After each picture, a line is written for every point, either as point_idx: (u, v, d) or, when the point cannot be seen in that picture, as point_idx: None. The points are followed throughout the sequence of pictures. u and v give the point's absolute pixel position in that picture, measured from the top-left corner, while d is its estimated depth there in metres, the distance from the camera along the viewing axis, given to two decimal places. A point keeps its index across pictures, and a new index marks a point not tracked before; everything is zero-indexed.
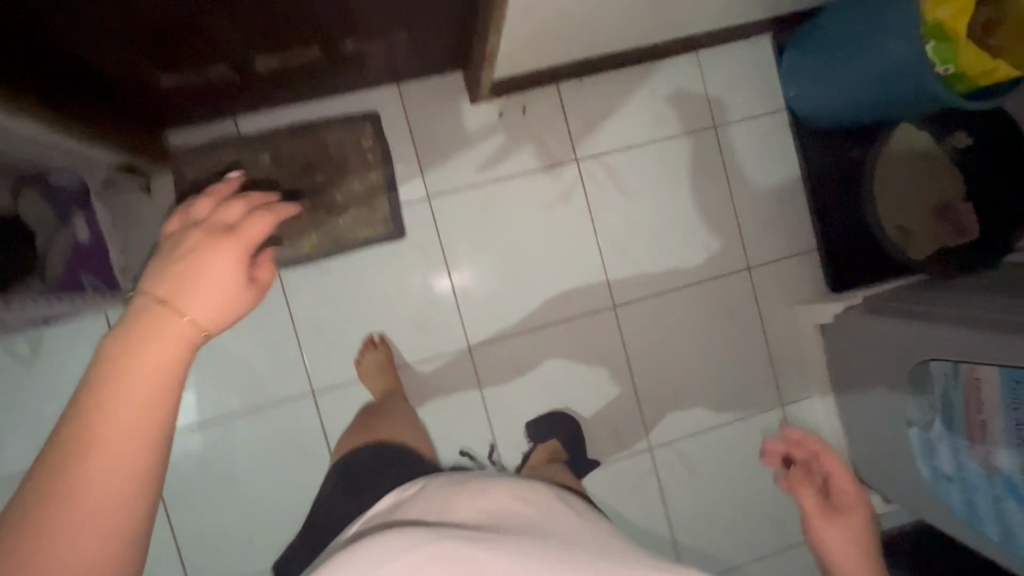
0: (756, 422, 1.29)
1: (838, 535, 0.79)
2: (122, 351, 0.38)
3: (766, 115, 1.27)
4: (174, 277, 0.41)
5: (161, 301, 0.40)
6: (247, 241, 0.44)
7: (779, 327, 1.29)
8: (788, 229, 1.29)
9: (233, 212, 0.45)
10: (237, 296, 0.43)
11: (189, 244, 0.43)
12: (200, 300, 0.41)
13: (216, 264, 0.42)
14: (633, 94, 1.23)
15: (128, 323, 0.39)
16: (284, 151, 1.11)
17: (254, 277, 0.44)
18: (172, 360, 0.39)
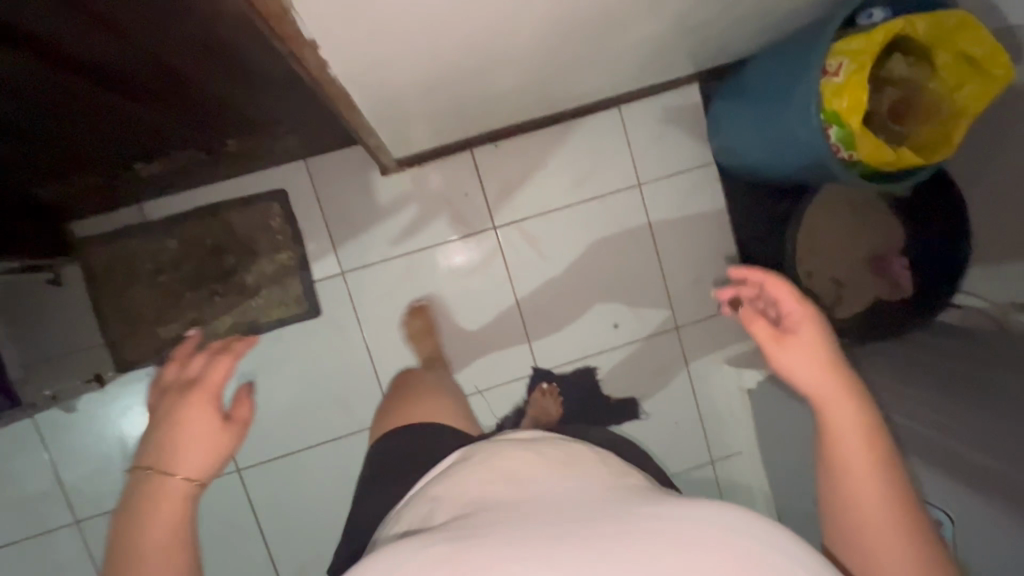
0: (689, 479, 1.28)
1: (794, 359, 0.54)
2: (139, 512, 0.47)
3: (692, 170, 1.23)
4: (164, 444, 0.49)
5: (155, 473, 0.48)
6: (212, 387, 0.50)
7: (710, 385, 1.27)
8: (719, 285, 1.26)
9: (195, 366, 0.52)
10: (219, 442, 0.50)
11: (165, 409, 0.50)
12: (186, 458, 0.48)
13: (188, 423, 0.49)
14: (551, 155, 1.20)
15: (136, 489, 0.48)
16: (190, 235, 1.10)
17: (227, 413, 0.51)
18: (177, 489, 0.48)
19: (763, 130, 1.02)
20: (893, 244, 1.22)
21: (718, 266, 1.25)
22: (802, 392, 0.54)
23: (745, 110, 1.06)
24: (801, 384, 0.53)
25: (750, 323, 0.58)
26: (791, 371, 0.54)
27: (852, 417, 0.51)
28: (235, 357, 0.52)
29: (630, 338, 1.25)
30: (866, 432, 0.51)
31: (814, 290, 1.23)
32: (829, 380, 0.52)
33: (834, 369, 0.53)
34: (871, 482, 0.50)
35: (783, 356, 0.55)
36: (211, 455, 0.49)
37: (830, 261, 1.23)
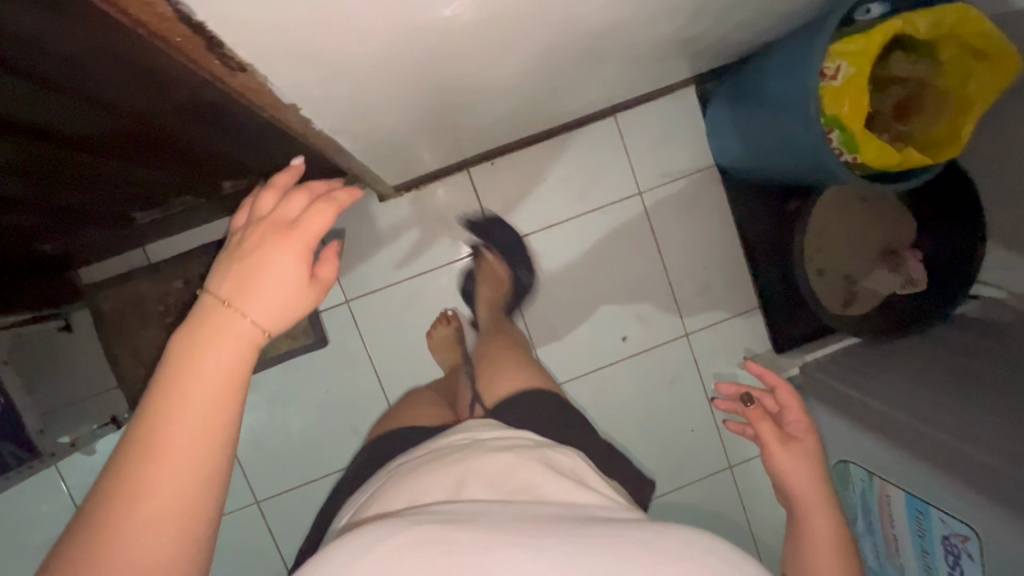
0: (708, 485, 1.27)
1: (791, 466, 0.62)
2: (193, 345, 0.36)
3: (693, 174, 1.21)
4: (238, 280, 0.38)
5: (221, 306, 0.37)
6: (308, 237, 0.39)
7: (724, 390, 1.26)
8: (727, 289, 1.24)
9: (292, 203, 0.41)
10: (297, 297, 0.39)
11: (248, 243, 0.39)
12: (259, 313, 0.37)
13: (275, 266, 0.38)
14: (549, 168, 1.19)
15: (201, 312, 0.37)
16: (195, 274, 1.11)
17: (314, 273, 0.40)
18: (235, 348, 0.37)
19: (764, 130, 1.00)
20: (904, 236, 1.20)
21: (725, 270, 1.23)
22: (788, 494, 0.62)
23: (743, 113, 1.04)
24: (795, 492, 0.61)
25: (755, 421, 0.66)
26: (783, 478, 0.62)
27: (829, 526, 0.59)
28: (338, 202, 0.41)
29: (640, 348, 1.24)
30: (837, 545, 0.59)
31: (824, 291, 1.21)
32: (816, 493, 0.61)
33: (818, 477, 0.62)
34: (837, 572, 0.57)
35: (782, 462, 0.63)
36: (286, 312, 0.39)
37: (839, 257, 1.22)
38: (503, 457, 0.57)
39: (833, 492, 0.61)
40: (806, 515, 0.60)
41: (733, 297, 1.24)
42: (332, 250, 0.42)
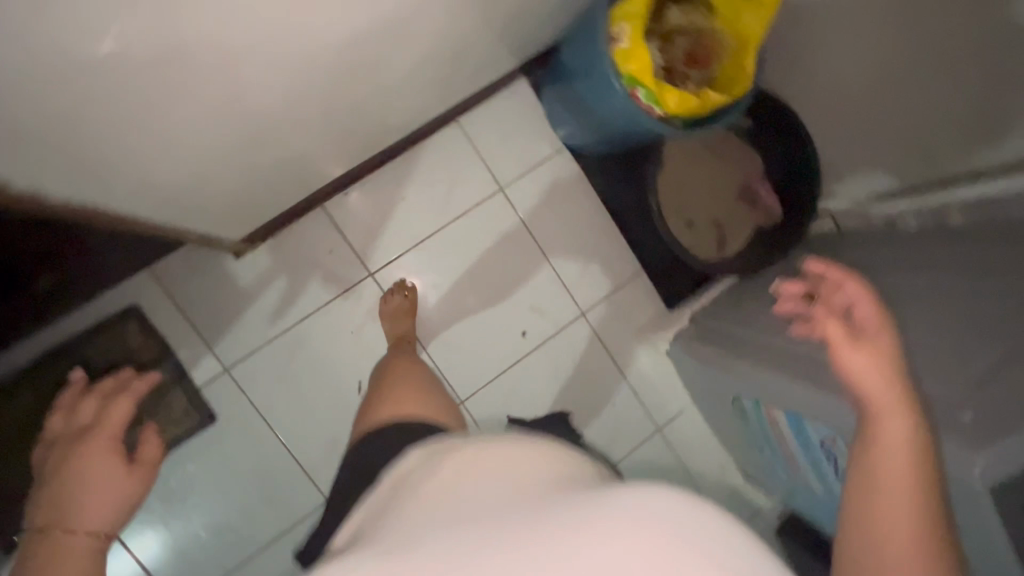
0: (642, 454, 1.28)
1: (863, 365, 0.48)
2: (40, 570, 0.42)
3: (547, 160, 1.24)
4: (55, 508, 0.47)
5: (48, 529, 0.45)
6: (113, 425, 0.57)
7: (632, 358, 1.27)
8: (609, 262, 1.26)
9: (114, 410, 0.60)
10: (129, 487, 0.50)
11: (64, 466, 0.51)
12: (89, 510, 0.47)
13: (95, 470, 0.50)
14: (405, 186, 1.17)
15: (40, 527, 0.45)
16: (42, 385, 1.00)
17: (128, 458, 0.52)
18: (80, 542, 0.44)
19: (589, 103, 1.04)
20: (755, 170, 1.24)
21: (600, 243, 1.26)
22: (856, 397, 0.48)
23: (570, 92, 1.07)
24: (866, 393, 0.47)
25: (820, 321, 0.52)
26: (843, 376, 0.49)
27: (907, 436, 0.44)
28: (131, 408, 0.61)
29: (542, 338, 1.24)
30: (913, 449, 0.44)
31: (701, 238, 1.25)
32: (891, 394, 0.46)
33: (892, 379, 0.47)
34: (907, 506, 0.41)
35: (848, 358, 0.49)
36: (118, 500, 0.49)
37: (704, 206, 1.26)
38: (499, 457, 0.43)
39: (913, 398, 0.46)
40: (882, 419, 0.45)
41: (615, 267, 1.27)
42: (152, 439, 0.55)
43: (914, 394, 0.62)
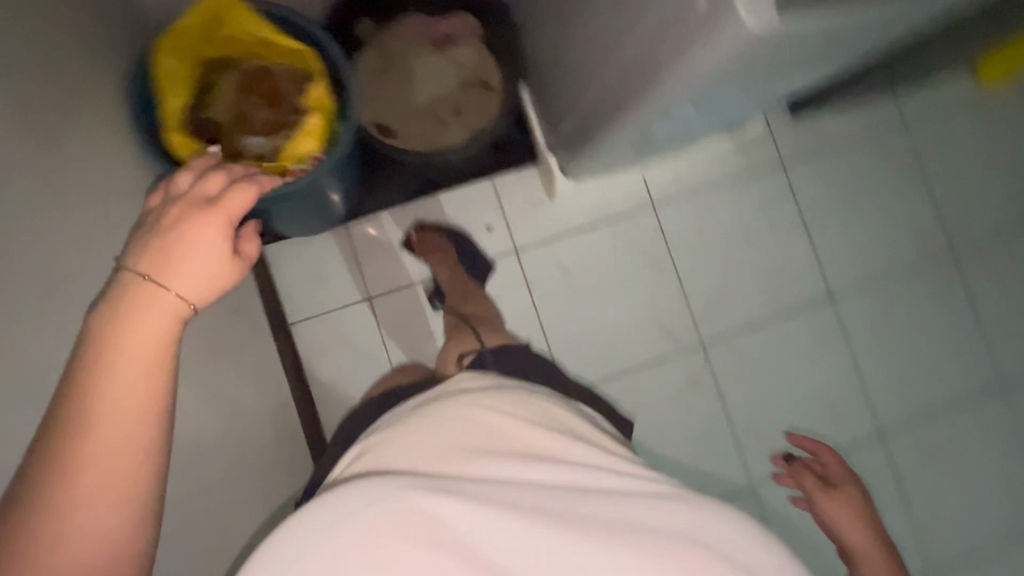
0: (666, 229, 1.28)
1: (838, 505, 1.10)
2: (113, 331, 0.45)
3: (354, 243, 1.23)
4: (163, 253, 0.49)
5: (149, 274, 0.48)
6: (227, 211, 0.52)
7: (574, 212, 1.26)
8: (473, 208, 1.25)
9: (213, 184, 0.53)
10: (221, 273, 0.51)
11: (176, 217, 0.51)
12: (187, 266, 0.49)
13: (201, 240, 0.50)
14: (343, 388, 1.19)
15: (139, 260, 0.48)
16: None
17: (229, 249, 0.52)
18: (171, 302, 0.47)
19: (305, 200, 1.01)
20: (420, 25, 1.19)
21: (453, 211, 1.25)
22: (850, 539, 1.07)
23: (282, 214, 1.04)
24: (846, 522, 1.09)
25: (803, 476, 1.16)
26: (842, 524, 1.08)
27: (869, 539, 1.05)
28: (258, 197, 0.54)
29: (528, 297, 1.24)
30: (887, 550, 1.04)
31: (476, 108, 1.20)
32: (890, 547, 0.99)
33: (866, 514, 1.09)
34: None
35: (838, 505, 1.10)
36: (173, 314, 0.47)
37: (439, 88, 1.19)
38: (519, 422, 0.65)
39: (896, 552, 0.99)
40: (862, 542, 1.05)
41: (481, 202, 1.25)
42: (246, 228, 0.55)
43: (671, 23, 0.58)
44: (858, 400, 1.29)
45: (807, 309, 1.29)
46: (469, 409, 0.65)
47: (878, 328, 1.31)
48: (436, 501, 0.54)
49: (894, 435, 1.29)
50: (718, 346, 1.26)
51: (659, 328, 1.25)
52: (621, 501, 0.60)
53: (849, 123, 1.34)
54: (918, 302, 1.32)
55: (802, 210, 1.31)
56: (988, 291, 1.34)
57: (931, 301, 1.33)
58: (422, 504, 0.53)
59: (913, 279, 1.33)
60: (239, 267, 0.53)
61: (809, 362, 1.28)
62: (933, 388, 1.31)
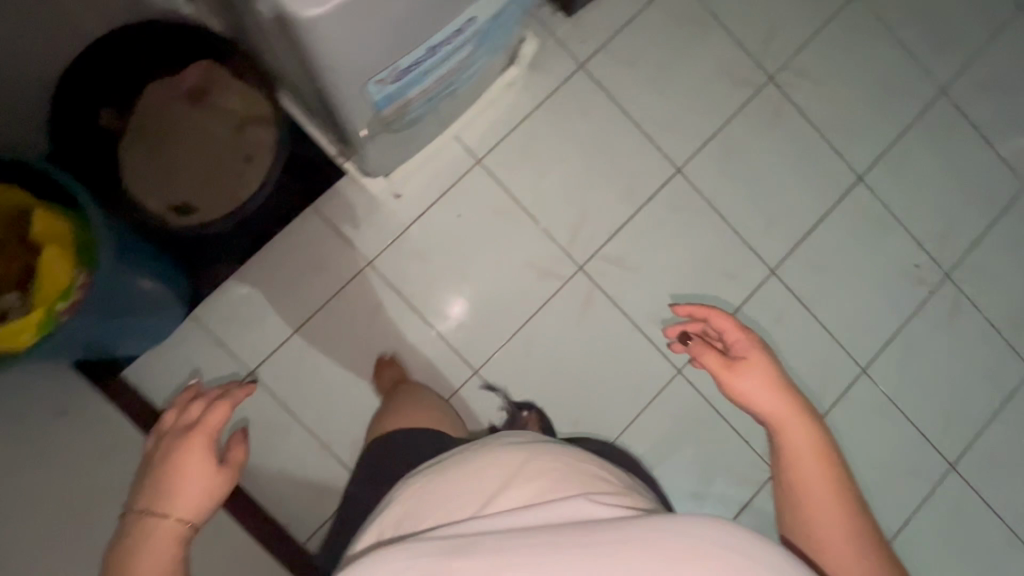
0: (502, 178, 1.26)
1: (751, 379, 0.68)
2: (132, 546, 0.54)
3: (213, 325, 1.19)
4: (165, 485, 0.56)
5: (146, 512, 0.55)
6: (212, 430, 0.59)
7: (407, 203, 1.24)
8: (310, 242, 1.22)
9: (196, 411, 0.60)
10: (212, 484, 0.58)
11: (168, 454, 0.57)
12: (188, 492, 0.56)
13: (190, 466, 0.57)
14: (268, 464, 1.18)
15: (147, 497, 0.56)
16: None
17: (223, 460, 0.59)
18: (169, 527, 0.55)
19: (126, 309, 0.98)
20: (165, 91, 1.13)
21: (296, 250, 1.21)
22: (760, 412, 0.68)
23: (110, 337, 1.00)
24: (757, 405, 0.68)
25: (701, 357, 0.73)
26: (746, 400, 0.69)
27: (813, 448, 0.65)
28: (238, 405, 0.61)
29: (405, 298, 1.23)
30: (819, 448, 0.65)
31: (264, 143, 1.14)
32: (786, 404, 0.67)
33: (787, 391, 0.68)
34: (829, 495, 0.64)
35: (744, 382, 0.69)
36: (194, 512, 0.57)
37: (214, 145, 1.14)
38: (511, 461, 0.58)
39: (800, 399, 0.68)
40: (783, 427, 0.66)
41: (317, 232, 1.22)
42: (235, 435, 0.61)
43: (295, 17, 0.54)
44: (741, 251, 1.33)
45: (663, 190, 1.30)
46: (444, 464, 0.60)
47: (733, 178, 1.34)
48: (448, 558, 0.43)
49: (784, 267, 1.34)
50: (597, 262, 1.28)
51: (536, 270, 1.26)
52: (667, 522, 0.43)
53: None
54: (758, 138, 1.35)
55: (617, 98, 1.30)
56: (820, 98, 1.36)
57: (770, 131, 1.35)
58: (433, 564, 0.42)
59: (746, 118, 1.34)
60: (239, 470, 0.60)
61: (684, 237, 1.31)
62: (802, 209, 1.36)
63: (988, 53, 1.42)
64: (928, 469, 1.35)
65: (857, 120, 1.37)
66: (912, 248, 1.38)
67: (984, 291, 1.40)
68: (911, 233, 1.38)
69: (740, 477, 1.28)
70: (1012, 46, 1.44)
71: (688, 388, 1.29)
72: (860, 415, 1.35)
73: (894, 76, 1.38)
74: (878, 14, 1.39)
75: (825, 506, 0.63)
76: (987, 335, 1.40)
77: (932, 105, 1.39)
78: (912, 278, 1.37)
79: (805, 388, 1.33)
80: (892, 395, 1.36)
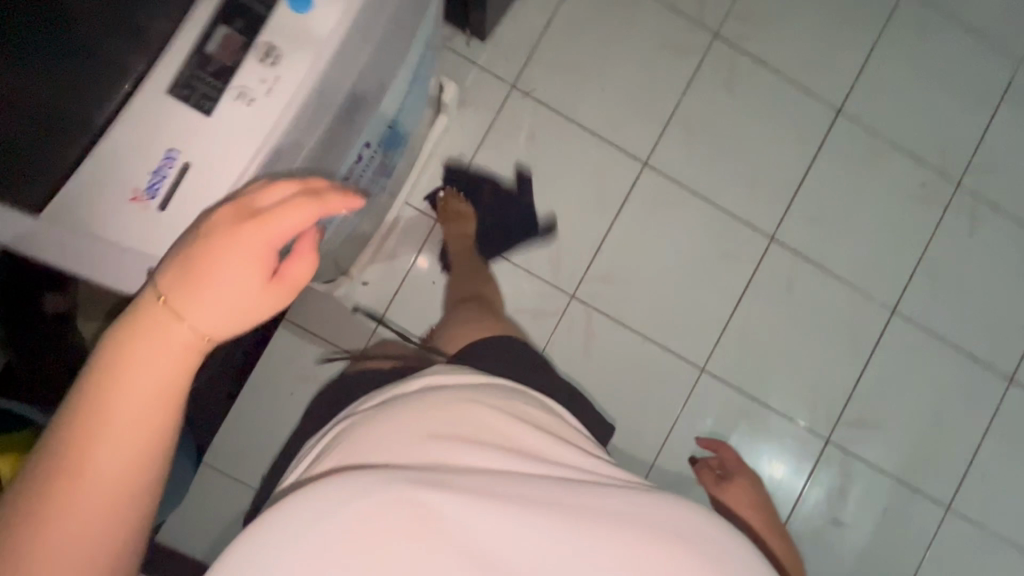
0: None
1: (740, 492, 0.84)
2: (118, 365, 0.33)
3: (227, 471, 1.13)
4: (186, 274, 0.34)
5: (173, 299, 0.33)
6: (269, 230, 0.34)
7: (379, 285, 1.17)
8: (295, 355, 1.14)
9: (275, 193, 0.36)
10: (256, 301, 0.35)
11: (204, 233, 0.34)
12: (209, 301, 0.33)
13: (237, 257, 0.34)
14: None
15: (169, 272, 0.34)
16: None
17: (271, 272, 0.36)
18: (177, 340, 0.33)
19: None
20: None
21: (281, 373, 1.14)
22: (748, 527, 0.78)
23: None
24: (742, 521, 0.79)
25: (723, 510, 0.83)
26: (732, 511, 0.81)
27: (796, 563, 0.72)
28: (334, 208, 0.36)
29: None
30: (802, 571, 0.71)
31: None
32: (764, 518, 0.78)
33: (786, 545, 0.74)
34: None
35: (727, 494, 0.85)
36: (141, 448, 0.33)
37: None
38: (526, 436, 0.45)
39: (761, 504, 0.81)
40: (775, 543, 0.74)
41: (295, 346, 1.14)
42: (306, 246, 0.38)
43: None
44: (734, 227, 1.24)
45: (635, 191, 1.22)
46: (450, 395, 0.46)
47: (705, 153, 1.24)
48: (422, 488, 0.33)
49: (784, 230, 1.25)
50: (589, 285, 1.21)
51: (529, 313, 1.20)
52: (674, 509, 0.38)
53: None
54: (720, 102, 1.24)
55: (561, 110, 1.20)
56: (774, 38, 1.24)
57: (731, 91, 1.24)
58: (407, 492, 0.33)
59: (702, 86, 1.23)
60: (296, 291, 0.37)
61: (670, 231, 1.23)
62: (787, 163, 1.25)
63: None
64: (987, 391, 1.28)
65: (818, 51, 1.25)
66: (914, 167, 1.27)
67: (1001, 191, 1.29)
68: (909, 152, 1.27)
69: (792, 453, 1.24)
70: None
71: (718, 384, 1.23)
72: (902, 357, 1.27)
73: None
74: None
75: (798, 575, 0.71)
76: (1018, 234, 1.29)
77: (896, 8, 1.26)
78: (922, 200, 1.27)
79: (837, 348, 1.26)
80: (930, 326, 1.28)
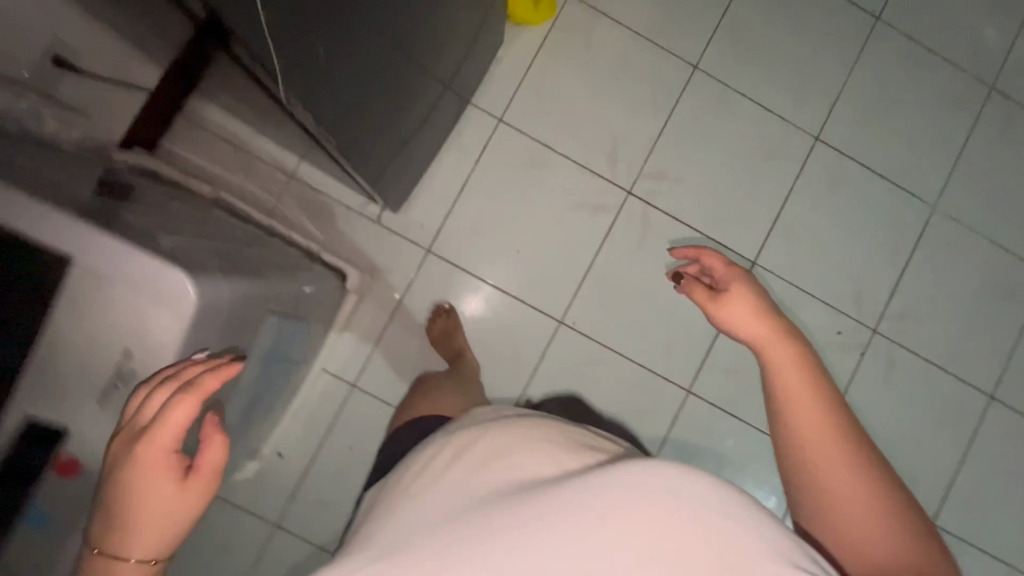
0: (382, 390, 1.19)
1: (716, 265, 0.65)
2: None
3: None
4: (117, 524, 0.43)
5: (111, 546, 0.43)
6: (164, 446, 0.43)
7: (293, 451, 1.17)
8: (207, 527, 1.14)
9: (153, 407, 0.44)
10: (180, 502, 0.44)
11: (115, 475, 0.43)
12: (144, 531, 0.43)
13: (151, 495, 0.43)
14: None
15: (100, 530, 0.43)
16: None
17: (184, 473, 0.44)
18: (138, 569, 0.44)
19: None
20: None
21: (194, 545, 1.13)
22: (748, 342, 0.59)
23: None
24: (750, 336, 0.59)
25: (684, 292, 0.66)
26: (734, 330, 0.60)
27: (786, 355, 0.55)
28: (197, 407, 0.43)
29: (320, 545, 1.17)
30: (807, 388, 0.53)
31: None
32: (769, 328, 0.58)
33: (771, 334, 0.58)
34: (818, 415, 0.51)
35: (727, 319, 0.60)
36: None
37: None
38: (522, 444, 0.47)
39: (790, 326, 0.58)
40: (772, 357, 0.56)
41: (211, 517, 1.14)
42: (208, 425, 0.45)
43: None
44: (652, 380, 1.25)
45: (550, 348, 1.23)
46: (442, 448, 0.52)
47: (621, 308, 1.24)
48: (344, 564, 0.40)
49: (701, 382, 1.26)
50: None
51: None
52: (599, 481, 0.39)
53: (454, 161, 1.22)
54: (634, 257, 1.25)
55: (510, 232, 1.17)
56: (686, 194, 1.27)
57: (645, 245, 1.25)
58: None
59: (616, 243, 1.25)
60: (215, 478, 0.45)
61: (588, 387, 1.23)
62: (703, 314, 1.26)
63: (855, 80, 1.30)
64: None
65: (730, 204, 1.28)
66: (829, 315, 1.29)
67: (918, 335, 1.30)
68: (823, 300, 1.29)
69: None
70: (876, 69, 1.31)
71: None
72: None
73: (756, 144, 1.29)
74: (722, 82, 1.28)
75: (804, 404, 0.52)
76: (936, 378, 1.30)
77: (807, 162, 1.29)
78: (839, 347, 1.29)
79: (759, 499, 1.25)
80: None
